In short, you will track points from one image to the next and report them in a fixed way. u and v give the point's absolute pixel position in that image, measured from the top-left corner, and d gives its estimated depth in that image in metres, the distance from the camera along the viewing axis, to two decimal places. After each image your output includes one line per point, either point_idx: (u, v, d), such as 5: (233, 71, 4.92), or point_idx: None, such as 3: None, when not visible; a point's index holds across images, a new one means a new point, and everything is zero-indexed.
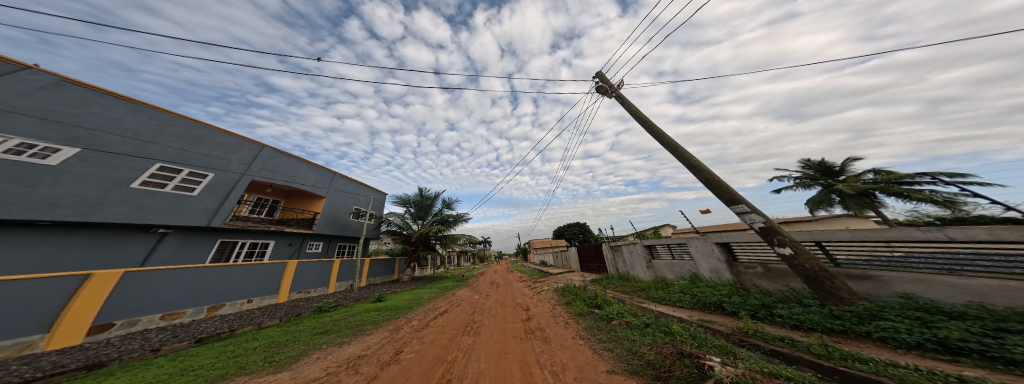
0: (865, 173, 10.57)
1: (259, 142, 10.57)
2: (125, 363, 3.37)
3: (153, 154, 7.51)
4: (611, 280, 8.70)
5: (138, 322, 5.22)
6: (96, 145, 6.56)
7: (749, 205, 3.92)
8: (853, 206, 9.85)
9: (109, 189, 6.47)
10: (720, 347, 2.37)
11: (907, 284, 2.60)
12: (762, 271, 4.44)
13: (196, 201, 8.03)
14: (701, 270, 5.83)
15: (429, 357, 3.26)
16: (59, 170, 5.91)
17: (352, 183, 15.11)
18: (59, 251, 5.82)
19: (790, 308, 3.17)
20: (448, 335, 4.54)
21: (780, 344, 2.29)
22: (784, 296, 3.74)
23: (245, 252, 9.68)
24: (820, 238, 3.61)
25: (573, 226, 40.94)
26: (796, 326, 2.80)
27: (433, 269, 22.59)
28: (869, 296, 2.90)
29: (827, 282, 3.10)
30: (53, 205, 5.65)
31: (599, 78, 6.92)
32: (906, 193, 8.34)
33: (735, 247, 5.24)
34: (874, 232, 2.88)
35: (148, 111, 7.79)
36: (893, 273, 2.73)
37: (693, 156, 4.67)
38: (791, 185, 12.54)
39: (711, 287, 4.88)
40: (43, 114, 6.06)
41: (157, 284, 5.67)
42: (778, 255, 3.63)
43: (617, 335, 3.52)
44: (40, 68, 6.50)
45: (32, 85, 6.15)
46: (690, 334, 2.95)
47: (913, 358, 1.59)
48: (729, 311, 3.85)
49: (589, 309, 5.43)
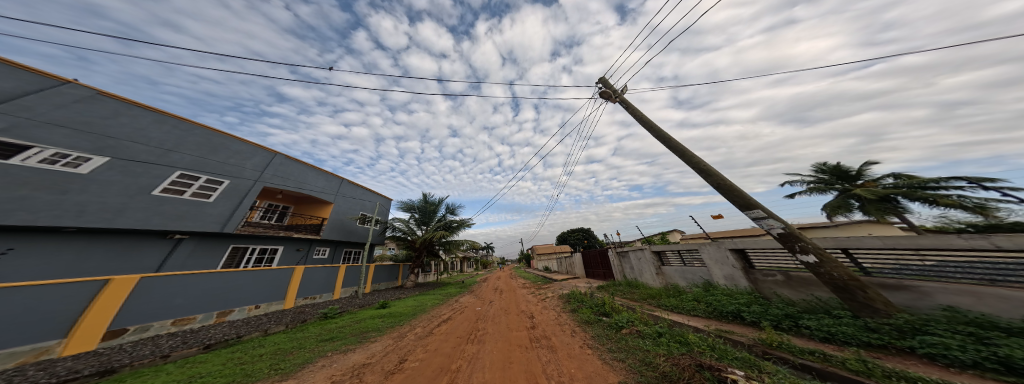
0: (885, 178, 10.08)
1: (271, 150, 10.99)
2: (136, 370, 3.37)
3: (174, 162, 7.88)
4: (619, 287, 8.42)
5: (150, 328, 5.30)
6: (123, 154, 6.93)
7: (764, 210, 3.73)
8: (874, 211, 9.20)
9: (131, 197, 6.77)
10: (742, 360, 2.20)
11: (951, 296, 2.38)
12: (782, 280, 4.19)
13: (210, 208, 8.31)
14: (714, 277, 5.56)
15: (432, 366, 3.15)
16: (88, 178, 6.23)
17: (359, 189, 15.44)
18: (82, 257, 6.07)
19: (818, 319, 2.94)
20: (450, 343, 4.42)
21: (811, 358, 2.10)
22: (810, 307, 3.48)
23: (255, 257, 9.86)
24: (847, 246, 3.41)
25: (576, 231, 40.43)
26: (826, 339, 2.59)
27: (436, 275, 22.39)
28: (908, 308, 2.67)
29: (860, 293, 2.86)
30: (79, 212, 5.93)
31: (602, 84, 6.94)
32: (932, 198, 7.84)
33: (751, 254, 5.00)
34: (908, 240, 2.73)
35: (172, 121, 8.23)
36: (933, 284, 2.51)
37: (703, 160, 4.55)
38: (804, 190, 12.07)
39: (727, 296, 4.63)
40: (77, 126, 6.46)
41: (171, 289, 5.79)
42: (801, 263, 3.43)
43: (627, 345, 3.33)
44: (78, 82, 7.00)
45: (69, 98, 6.60)
46: (707, 345, 2.75)
47: (969, 379, 1.42)
48: (749, 322, 3.61)
49: (596, 317, 5.20)
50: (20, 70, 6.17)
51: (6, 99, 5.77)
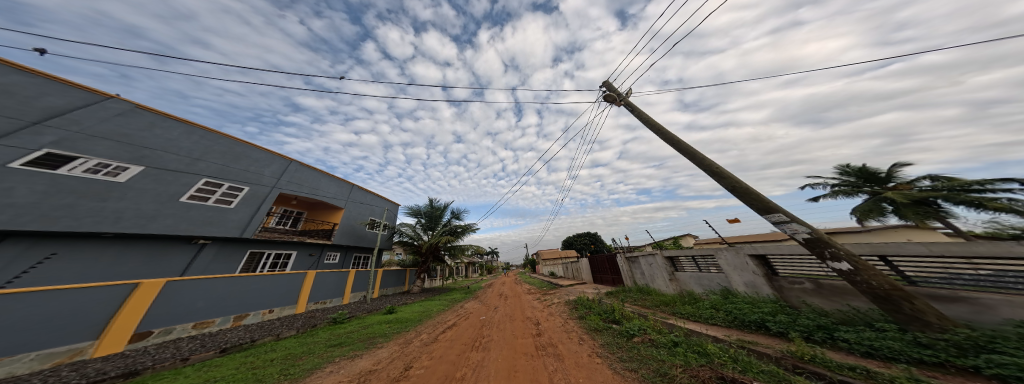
0: (921, 180, 9.27)
1: (287, 157, 11.51)
2: (157, 372, 3.47)
3: (201, 170, 8.40)
4: (629, 293, 8.04)
5: (173, 330, 5.48)
6: (156, 163, 7.46)
7: (786, 214, 3.48)
8: (911, 216, 8.42)
9: (162, 203, 7.22)
10: (769, 374, 1.98)
11: (1016, 309, 2.05)
12: (812, 288, 3.83)
13: (232, 213, 8.73)
14: (733, 284, 5.20)
15: (438, 374, 3.05)
16: (124, 186, 6.69)
17: (369, 195, 15.88)
18: (115, 261, 6.44)
19: (857, 332, 2.63)
20: (455, 350, 4.29)
21: (851, 375, 1.85)
22: (847, 317, 3.12)
23: (271, 262, 10.19)
24: (885, 251, 3.11)
25: (584, 236, 39.61)
26: (868, 354, 2.31)
27: (442, 280, 22.30)
28: (968, 322, 2.31)
29: (905, 304, 2.55)
30: (117, 218, 6.37)
31: (606, 87, 6.89)
32: (977, 202, 7.08)
33: (773, 260, 4.66)
34: (960, 247, 2.41)
35: (199, 131, 8.82)
36: (995, 296, 2.19)
37: (714, 162, 4.35)
38: (828, 193, 11.29)
39: (750, 304, 4.28)
40: (118, 138, 7.02)
41: (192, 292, 6.01)
42: (833, 270, 3.14)
43: (640, 354, 3.11)
44: (119, 97, 7.63)
45: (112, 112, 7.21)
46: (730, 356, 2.51)
47: None
48: (775, 332, 3.30)
49: (605, 324, 4.94)
50: (71, 87, 6.82)
51: (57, 114, 6.36)
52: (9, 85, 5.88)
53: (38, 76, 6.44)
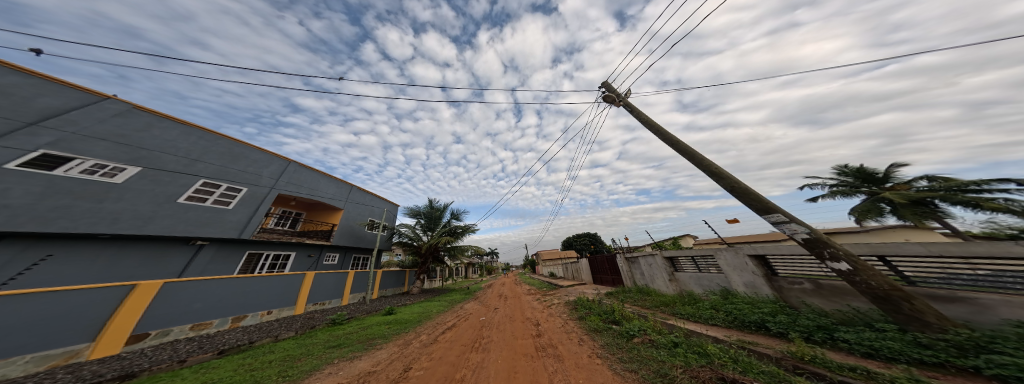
0: (919, 180, 9.32)
1: (286, 158, 11.47)
2: (153, 374, 3.44)
3: (199, 171, 8.36)
4: (629, 294, 8.03)
5: (171, 332, 5.43)
6: (154, 164, 7.42)
7: (785, 214, 3.49)
8: (909, 216, 8.46)
9: (159, 204, 7.18)
10: (769, 375, 1.98)
11: (1015, 309, 2.05)
12: (811, 288, 3.84)
13: (230, 214, 8.69)
14: (733, 285, 5.20)
15: (437, 375, 3.04)
16: (122, 187, 6.65)
17: (368, 195, 15.84)
18: (112, 263, 6.39)
19: (857, 332, 2.63)
20: (455, 352, 4.26)
21: (851, 375, 1.85)
22: (847, 318, 3.12)
23: (269, 263, 10.14)
24: (884, 251, 3.12)
25: (584, 236, 39.60)
26: (868, 354, 2.31)
27: (441, 281, 22.23)
28: (967, 322, 2.32)
29: (905, 304, 2.56)
30: (113, 219, 6.32)
31: (605, 88, 6.90)
32: (974, 202, 7.11)
33: (773, 260, 4.67)
34: (960, 247, 2.41)
35: (197, 132, 8.78)
36: (994, 296, 2.20)
37: (713, 163, 4.36)
38: (827, 193, 11.32)
39: (749, 304, 4.28)
40: (115, 138, 6.99)
41: (190, 294, 5.96)
42: (832, 271, 3.15)
43: (640, 354, 3.11)
44: (117, 98, 7.59)
45: (109, 112, 7.17)
46: (730, 357, 2.51)
47: None
48: (775, 333, 3.30)
49: (605, 325, 4.93)
50: (68, 88, 6.79)
51: (54, 114, 6.32)
52: (5, 86, 5.84)
53: (35, 77, 6.41)
